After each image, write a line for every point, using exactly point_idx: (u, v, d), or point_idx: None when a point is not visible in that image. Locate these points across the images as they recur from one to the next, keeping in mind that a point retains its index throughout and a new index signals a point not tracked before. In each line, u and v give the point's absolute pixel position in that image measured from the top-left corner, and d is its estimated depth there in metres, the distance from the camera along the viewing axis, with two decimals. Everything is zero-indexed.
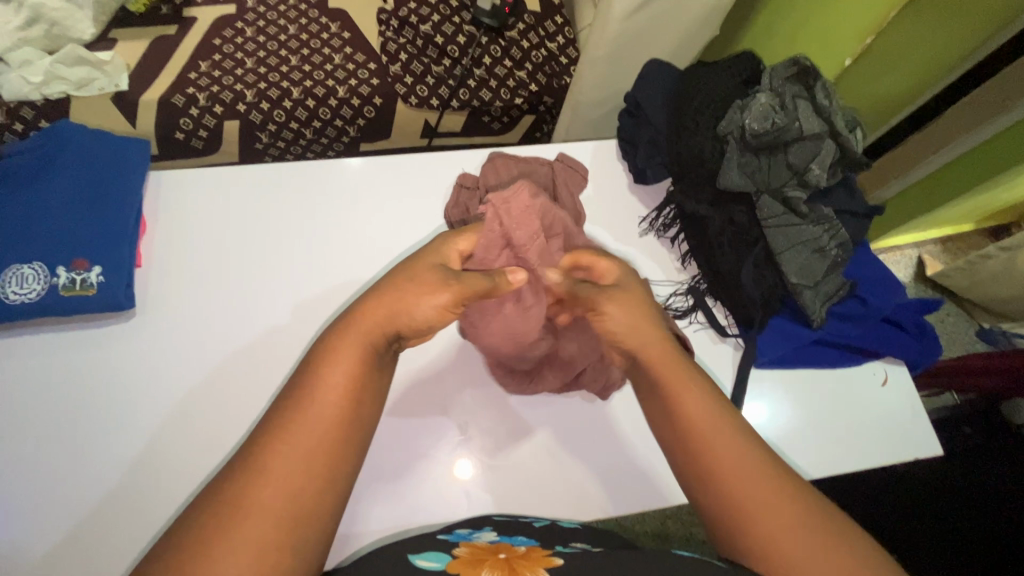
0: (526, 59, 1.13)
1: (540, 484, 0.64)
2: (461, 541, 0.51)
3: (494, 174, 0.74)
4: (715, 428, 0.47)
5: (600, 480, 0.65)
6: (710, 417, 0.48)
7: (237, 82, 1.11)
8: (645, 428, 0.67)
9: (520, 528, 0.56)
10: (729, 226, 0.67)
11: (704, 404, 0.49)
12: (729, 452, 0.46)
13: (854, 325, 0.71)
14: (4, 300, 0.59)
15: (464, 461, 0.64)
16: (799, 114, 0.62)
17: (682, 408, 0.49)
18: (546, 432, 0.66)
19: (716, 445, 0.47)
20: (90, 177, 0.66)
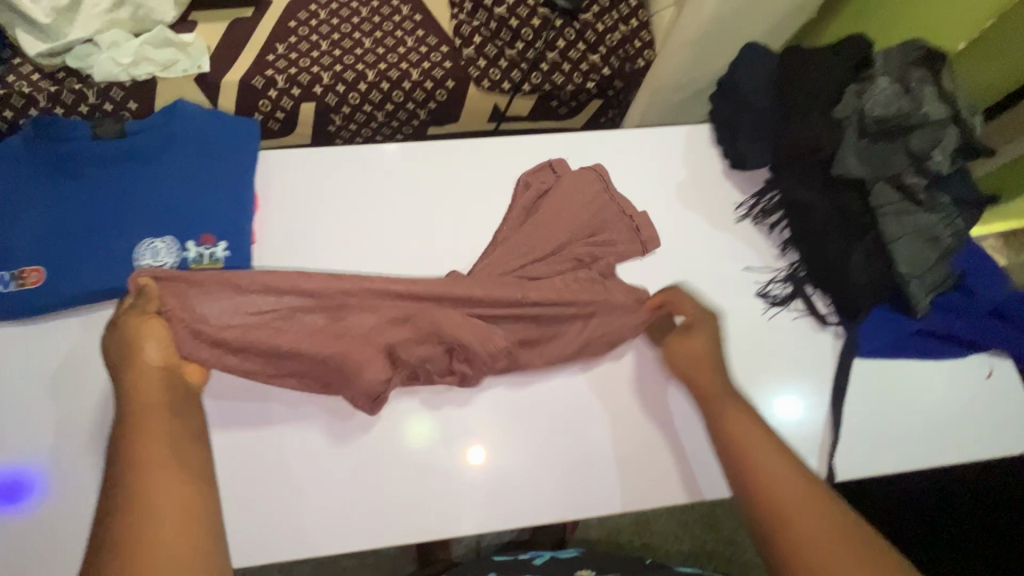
0: (600, 42, 1.12)
1: (488, 494, 0.63)
2: None
3: (560, 194, 0.73)
4: (759, 446, 0.54)
5: (537, 485, 0.64)
6: (758, 433, 0.55)
7: (313, 64, 1.12)
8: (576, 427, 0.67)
9: None
10: (838, 214, 0.66)
11: (750, 429, 0.55)
12: (757, 453, 0.53)
13: (958, 317, 0.70)
14: (138, 271, 0.63)
15: (473, 454, 0.64)
16: (923, 99, 0.60)
17: (725, 424, 0.57)
18: (491, 439, 0.65)
19: (759, 456, 0.53)
20: (208, 156, 0.68)
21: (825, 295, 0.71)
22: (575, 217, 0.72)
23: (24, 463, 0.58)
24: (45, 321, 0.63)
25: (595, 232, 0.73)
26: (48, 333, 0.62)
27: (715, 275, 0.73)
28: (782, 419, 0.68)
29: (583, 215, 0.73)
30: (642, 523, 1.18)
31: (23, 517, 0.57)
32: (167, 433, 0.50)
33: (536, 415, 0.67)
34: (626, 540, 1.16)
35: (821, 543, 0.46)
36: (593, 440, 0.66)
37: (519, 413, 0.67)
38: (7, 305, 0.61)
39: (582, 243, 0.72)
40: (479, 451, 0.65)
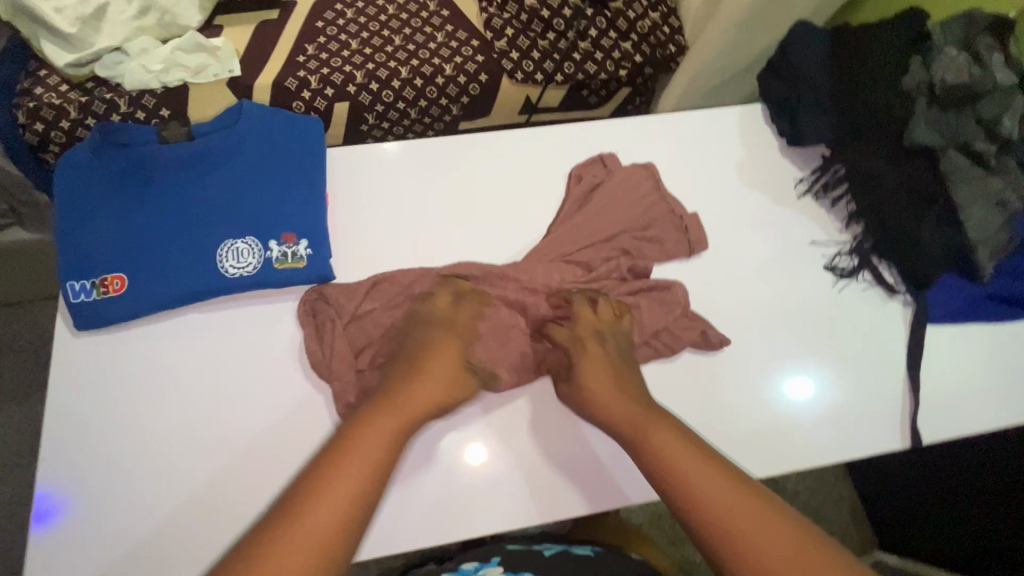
0: (631, 29, 1.12)
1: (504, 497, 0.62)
2: None
3: (612, 185, 0.74)
4: (690, 462, 0.50)
5: (551, 486, 0.63)
6: (678, 446, 0.52)
7: (345, 63, 1.11)
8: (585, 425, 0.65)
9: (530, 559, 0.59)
10: (908, 183, 0.67)
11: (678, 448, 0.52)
12: (696, 473, 0.50)
13: (1022, 279, 0.71)
14: (223, 274, 0.63)
15: (482, 456, 0.63)
16: (992, 67, 0.62)
17: (653, 447, 0.53)
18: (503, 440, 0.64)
19: (696, 479, 0.49)
20: (277, 154, 0.68)
21: (892, 265, 0.72)
22: (625, 209, 0.72)
23: (66, 485, 0.57)
24: (128, 327, 0.63)
25: (645, 225, 0.73)
26: (130, 342, 0.62)
27: (781, 251, 0.75)
28: (792, 399, 0.68)
29: (633, 206, 0.73)
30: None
31: (51, 539, 0.56)
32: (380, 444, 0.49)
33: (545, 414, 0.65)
34: (670, 524, 1.16)
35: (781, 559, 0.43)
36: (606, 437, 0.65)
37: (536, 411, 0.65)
38: (91, 315, 0.61)
39: (633, 235, 0.72)
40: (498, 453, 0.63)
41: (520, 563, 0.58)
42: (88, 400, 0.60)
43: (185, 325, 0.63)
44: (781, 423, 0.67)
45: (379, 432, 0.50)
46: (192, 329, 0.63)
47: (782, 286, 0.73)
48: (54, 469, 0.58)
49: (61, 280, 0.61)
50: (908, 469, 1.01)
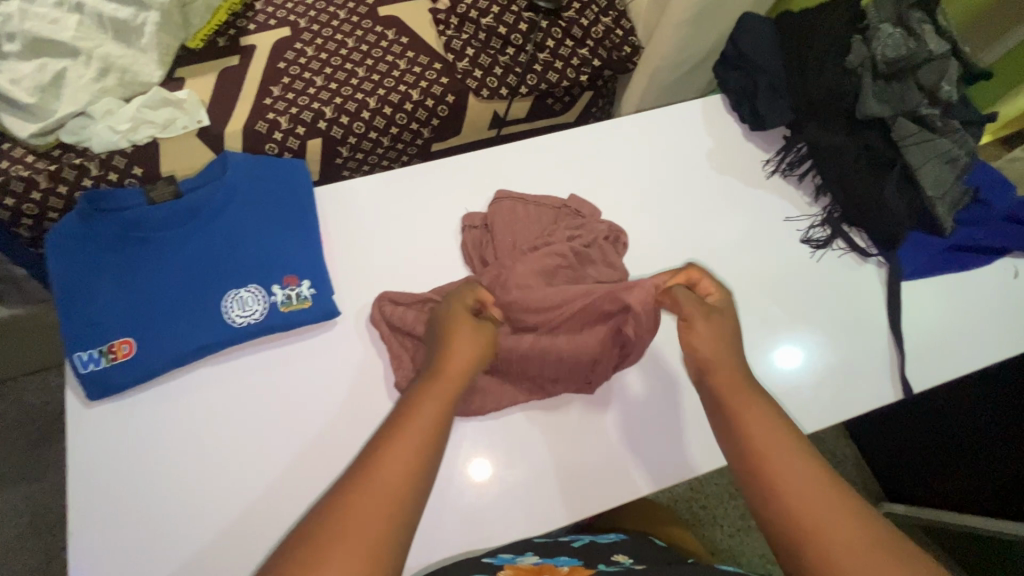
0: (586, 36, 1.17)
1: (524, 498, 0.64)
2: (506, 566, 0.56)
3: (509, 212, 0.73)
4: (779, 445, 0.48)
5: (567, 484, 0.65)
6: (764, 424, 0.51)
7: (313, 100, 1.13)
8: (596, 423, 0.68)
9: (562, 548, 0.60)
10: (866, 153, 0.72)
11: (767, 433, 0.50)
12: (783, 459, 0.47)
13: (979, 228, 0.77)
14: (230, 324, 0.64)
15: (485, 467, 0.65)
16: (926, 38, 0.67)
17: (746, 427, 0.50)
18: (522, 445, 0.66)
19: (782, 466, 0.47)
20: (268, 200, 0.69)
21: (862, 230, 0.77)
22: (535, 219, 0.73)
23: (94, 557, 0.56)
24: (139, 390, 0.63)
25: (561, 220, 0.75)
26: (144, 402, 0.62)
27: (760, 231, 0.79)
28: (786, 369, 0.72)
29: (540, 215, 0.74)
30: (698, 487, 1.20)
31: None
32: (437, 422, 0.48)
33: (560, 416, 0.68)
34: (689, 506, 1.19)
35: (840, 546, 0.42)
36: (615, 432, 0.68)
37: (551, 418, 0.68)
38: (102, 382, 0.61)
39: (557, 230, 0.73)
40: (506, 463, 0.65)
41: (551, 549, 0.60)
42: (107, 467, 0.59)
43: (198, 378, 0.64)
44: (776, 393, 0.71)
45: (434, 409, 0.49)
46: (207, 383, 0.63)
47: (765, 263, 0.77)
48: (80, 540, 0.57)
49: (67, 351, 0.61)
50: (903, 419, 1.06)
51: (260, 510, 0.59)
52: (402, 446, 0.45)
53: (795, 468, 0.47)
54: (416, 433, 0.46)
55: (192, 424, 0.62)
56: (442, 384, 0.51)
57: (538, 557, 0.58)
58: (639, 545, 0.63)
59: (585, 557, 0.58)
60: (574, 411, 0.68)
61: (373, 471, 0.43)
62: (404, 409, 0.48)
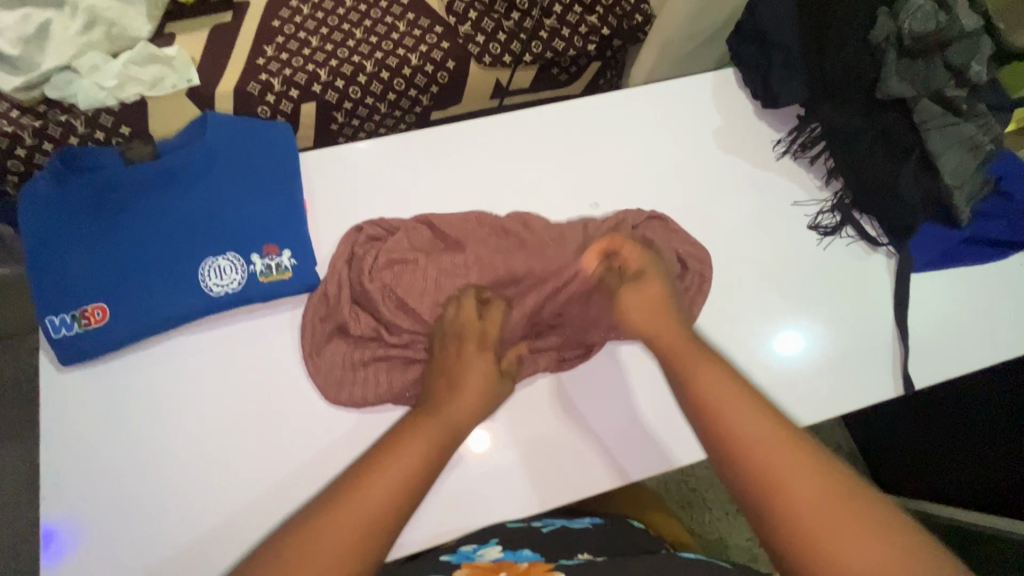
0: (596, 2, 1.10)
1: (512, 478, 0.63)
2: (463, 561, 0.53)
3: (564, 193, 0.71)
4: (785, 456, 0.40)
5: (558, 465, 0.64)
6: (745, 414, 0.42)
7: (307, 62, 1.08)
8: (587, 407, 0.67)
9: (527, 541, 0.58)
10: (883, 136, 0.68)
11: (764, 434, 0.41)
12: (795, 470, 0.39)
13: (995, 221, 0.73)
14: (207, 293, 0.62)
15: (477, 442, 0.64)
16: (958, 12, 0.62)
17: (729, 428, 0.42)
18: (511, 427, 0.65)
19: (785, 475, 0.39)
20: (251, 165, 0.66)
21: (874, 218, 0.73)
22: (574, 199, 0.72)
23: (69, 521, 0.56)
24: (118, 357, 0.61)
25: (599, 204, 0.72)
26: (121, 369, 0.61)
27: (766, 215, 0.75)
28: (783, 356, 0.69)
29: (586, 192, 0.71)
30: (688, 471, 1.20)
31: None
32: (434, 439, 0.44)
33: (553, 398, 0.66)
34: (677, 488, 1.18)
35: (830, 532, 0.36)
36: (608, 416, 0.67)
37: (542, 402, 0.66)
38: (76, 348, 0.59)
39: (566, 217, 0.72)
40: (496, 444, 0.64)
41: (517, 541, 0.58)
42: (82, 433, 0.59)
43: (177, 347, 0.62)
44: (772, 382, 0.68)
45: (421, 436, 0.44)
46: (185, 353, 0.62)
47: (768, 245, 0.74)
48: (53, 506, 0.56)
49: (40, 316, 0.59)
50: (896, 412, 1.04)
51: (235, 482, 0.58)
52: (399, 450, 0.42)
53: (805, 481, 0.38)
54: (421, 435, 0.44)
55: (171, 394, 0.61)
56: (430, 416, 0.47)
57: (501, 549, 0.56)
58: (608, 538, 0.60)
59: (549, 550, 0.55)
60: (568, 394, 0.67)
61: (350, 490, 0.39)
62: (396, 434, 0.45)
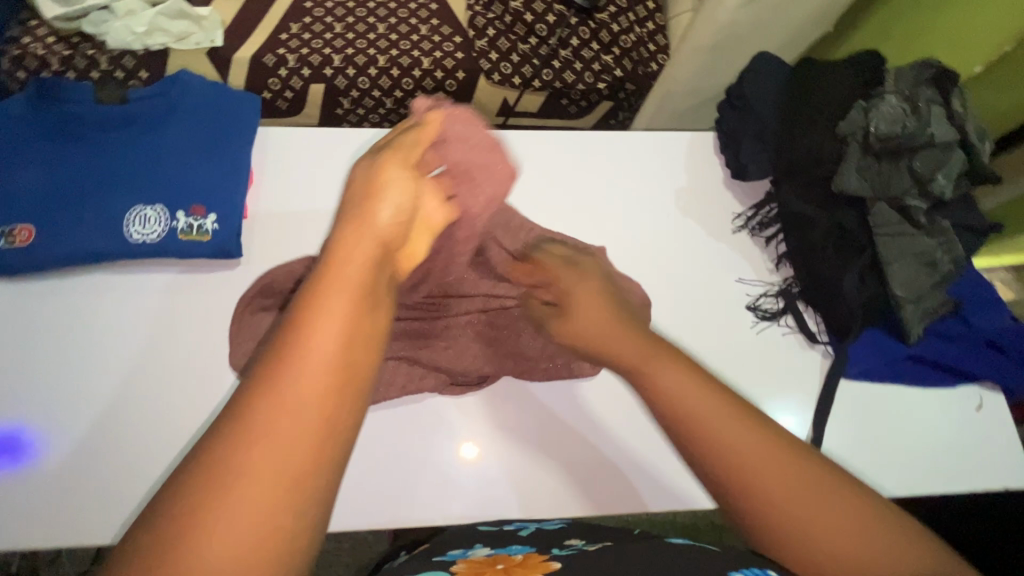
0: (614, 43, 1.13)
1: (516, 485, 0.64)
2: (453, 562, 0.40)
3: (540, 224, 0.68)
4: (741, 436, 0.36)
5: (559, 481, 0.64)
6: (725, 416, 0.37)
7: (325, 46, 1.11)
8: (587, 428, 0.67)
9: (511, 537, 0.47)
10: (837, 231, 0.65)
11: (762, 449, 0.35)
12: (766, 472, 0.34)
13: (949, 344, 0.68)
14: (127, 238, 0.64)
15: (468, 444, 0.65)
16: (931, 120, 0.59)
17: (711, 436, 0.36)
18: (502, 437, 0.66)
19: (747, 455, 0.35)
20: (207, 127, 0.68)
21: (817, 312, 0.70)
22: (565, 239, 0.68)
23: None
24: (44, 282, 0.66)
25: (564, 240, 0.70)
26: (42, 292, 0.65)
27: (709, 286, 0.73)
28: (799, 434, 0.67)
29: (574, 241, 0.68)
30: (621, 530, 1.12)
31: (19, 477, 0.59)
32: (358, 307, 0.31)
33: (544, 418, 0.67)
34: None
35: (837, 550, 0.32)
36: (609, 441, 0.67)
37: (537, 416, 0.67)
38: None
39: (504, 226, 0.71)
40: (490, 450, 0.65)
41: (503, 539, 0.46)
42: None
43: (98, 282, 0.66)
44: None
45: (335, 323, 0.29)
46: (104, 290, 0.66)
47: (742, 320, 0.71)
48: None
49: None
50: None
51: (105, 422, 0.61)
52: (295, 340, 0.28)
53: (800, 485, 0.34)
54: (334, 317, 0.30)
55: (79, 326, 0.65)
56: (326, 274, 0.32)
57: (489, 548, 0.44)
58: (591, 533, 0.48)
59: (540, 541, 0.45)
60: (561, 415, 0.67)
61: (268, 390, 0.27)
62: (300, 301, 0.31)
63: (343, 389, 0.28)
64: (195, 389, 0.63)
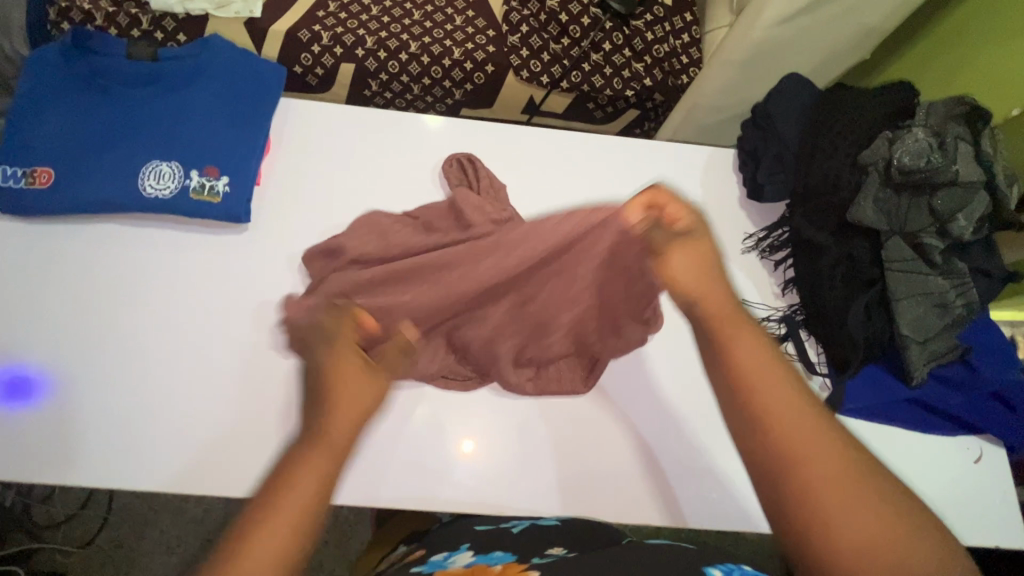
0: (646, 51, 1.12)
1: (509, 481, 0.63)
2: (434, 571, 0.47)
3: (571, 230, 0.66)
4: (775, 384, 0.36)
5: (553, 483, 0.63)
6: (796, 405, 0.35)
7: (360, 26, 1.12)
8: (586, 434, 0.66)
9: (499, 541, 0.53)
10: (847, 261, 0.63)
11: (801, 408, 0.35)
12: (796, 427, 0.34)
13: (955, 392, 0.66)
14: (141, 191, 0.65)
15: (467, 439, 0.64)
16: (957, 157, 0.58)
17: (751, 383, 0.36)
18: (496, 431, 0.65)
19: (778, 406, 0.35)
20: (231, 92, 0.69)
21: (818, 342, 0.68)
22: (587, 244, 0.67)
23: None
24: (56, 225, 0.67)
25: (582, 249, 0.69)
26: (55, 234, 0.67)
27: None
28: None
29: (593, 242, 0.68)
30: None
31: (27, 416, 0.60)
32: (357, 424, 0.38)
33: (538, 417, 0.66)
34: None
35: (850, 513, 0.31)
36: (608, 450, 0.65)
37: (535, 415, 0.66)
38: (18, 200, 0.65)
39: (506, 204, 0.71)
40: (486, 443, 0.64)
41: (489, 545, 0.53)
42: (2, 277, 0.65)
43: (107, 231, 0.68)
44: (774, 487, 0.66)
45: (342, 426, 0.37)
46: (112, 240, 0.68)
47: None
48: None
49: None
50: None
51: (97, 369, 0.62)
52: (303, 460, 0.34)
53: (830, 451, 0.33)
54: (342, 424, 0.38)
55: (85, 272, 0.66)
56: (339, 379, 0.40)
57: (474, 555, 0.50)
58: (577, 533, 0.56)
59: (522, 547, 0.50)
60: (560, 416, 0.66)
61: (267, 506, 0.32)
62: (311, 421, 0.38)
63: (338, 481, 0.35)
64: (188, 347, 0.64)
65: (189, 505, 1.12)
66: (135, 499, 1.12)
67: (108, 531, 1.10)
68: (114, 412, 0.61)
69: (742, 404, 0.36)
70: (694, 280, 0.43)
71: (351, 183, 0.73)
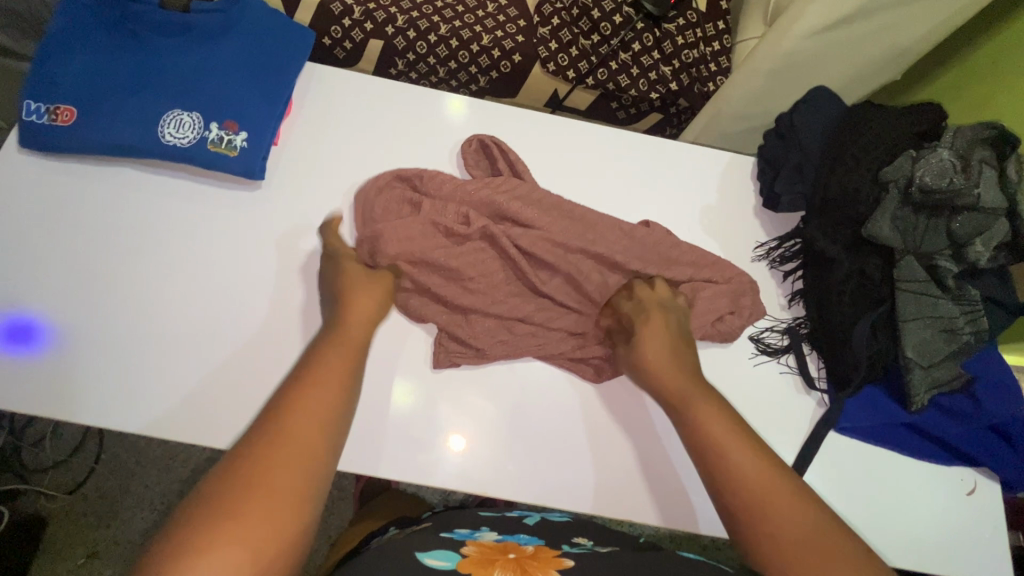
0: (675, 56, 1.12)
1: (491, 468, 0.63)
2: (467, 540, 0.51)
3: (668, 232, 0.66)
4: (778, 498, 0.46)
5: (536, 476, 0.63)
6: (796, 510, 0.46)
7: (392, 4, 1.11)
8: (576, 431, 0.65)
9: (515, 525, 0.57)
10: (858, 277, 0.63)
11: (797, 514, 0.45)
12: (796, 535, 0.44)
13: (955, 423, 0.65)
14: (160, 138, 0.66)
15: (458, 435, 0.63)
16: (980, 181, 0.57)
17: (754, 503, 0.46)
18: (482, 416, 0.64)
19: (775, 517, 0.45)
20: (258, 50, 0.70)
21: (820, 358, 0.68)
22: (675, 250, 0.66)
23: None
24: (71, 164, 0.68)
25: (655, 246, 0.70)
26: (71, 173, 0.68)
27: None
28: None
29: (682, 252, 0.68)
30: None
31: (19, 360, 0.60)
32: (324, 415, 0.46)
33: (528, 405, 0.65)
34: None
35: None
36: (597, 452, 0.64)
37: (527, 407, 0.65)
38: (39, 136, 0.65)
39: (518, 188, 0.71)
40: (475, 427, 0.64)
41: (507, 527, 0.56)
42: (15, 212, 0.66)
43: (121, 175, 0.68)
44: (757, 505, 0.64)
45: (304, 434, 0.43)
46: (126, 184, 0.68)
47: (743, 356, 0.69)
48: None
49: (22, 97, 0.66)
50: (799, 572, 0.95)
51: (100, 310, 0.63)
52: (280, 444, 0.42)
53: (822, 553, 0.43)
54: (311, 418, 0.45)
55: (95, 214, 0.67)
56: (286, 421, 0.44)
57: (498, 534, 0.54)
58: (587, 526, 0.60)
59: (547, 536, 0.54)
60: (549, 410, 0.65)
61: (242, 486, 0.39)
62: (267, 426, 0.44)
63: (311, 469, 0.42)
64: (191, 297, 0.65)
65: (176, 463, 1.12)
66: (124, 451, 1.13)
67: (94, 481, 1.11)
68: (114, 354, 0.62)
69: (745, 508, 0.47)
70: (676, 378, 0.58)
71: (370, 151, 0.73)
